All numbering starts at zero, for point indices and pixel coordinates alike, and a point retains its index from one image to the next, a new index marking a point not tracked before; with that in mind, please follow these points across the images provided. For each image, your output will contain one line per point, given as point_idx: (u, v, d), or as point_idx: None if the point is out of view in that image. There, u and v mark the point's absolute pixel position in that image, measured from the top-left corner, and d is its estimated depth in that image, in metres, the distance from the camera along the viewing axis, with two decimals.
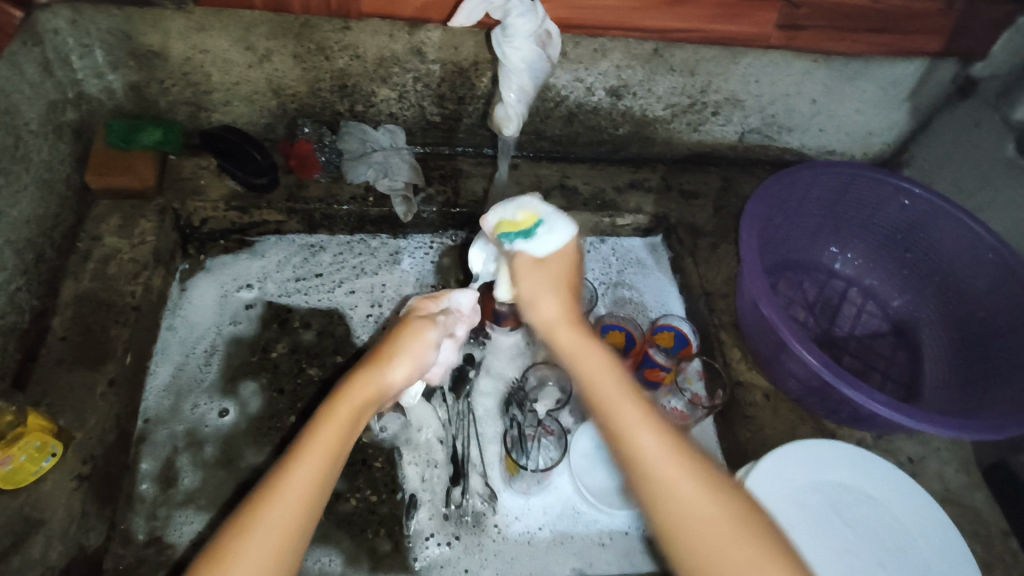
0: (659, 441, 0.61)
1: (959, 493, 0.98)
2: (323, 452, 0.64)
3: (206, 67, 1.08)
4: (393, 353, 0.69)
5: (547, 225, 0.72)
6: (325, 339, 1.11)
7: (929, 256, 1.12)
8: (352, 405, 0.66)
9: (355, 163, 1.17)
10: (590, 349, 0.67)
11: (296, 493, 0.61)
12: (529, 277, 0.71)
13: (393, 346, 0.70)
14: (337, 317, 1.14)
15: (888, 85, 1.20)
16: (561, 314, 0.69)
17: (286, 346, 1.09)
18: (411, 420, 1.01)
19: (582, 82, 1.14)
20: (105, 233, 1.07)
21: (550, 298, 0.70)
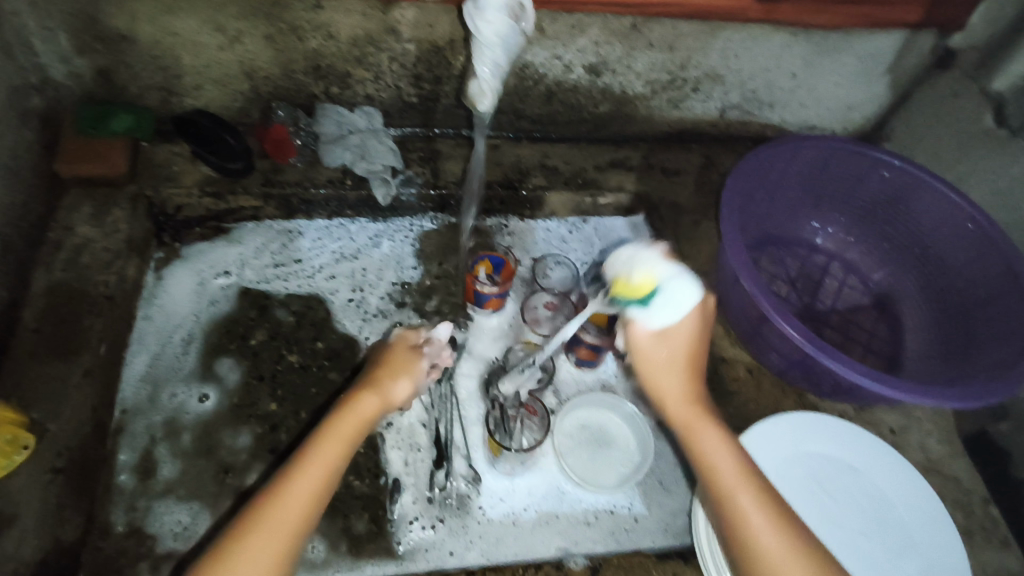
0: (760, 509, 0.65)
1: (939, 463, 0.99)
2: (326, 459, 0.69)
3: (174, 50, 1.05)
4: (392, 373, 0.77)
5: (663, 296, 0.68)
6: (305, 325, 1.09)
7: (910, 229, 1.12)
8: (356, 419, 0.72)
9: (332, 146, 1.14)
10: (705, 424, 0.69)
11: (298, 496, 0.66)
12: (645, 355, 0.71)
13: (391, 367, 0.78)
14: (317, 302, 1.12)
15: (869, 58, 1.20)
16: (676, 388, 0.70)
17: (266, 332, 1.08)
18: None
19: (560, 60, 1.12)
20: (76, 222, 1.05)
21: (667, 377, 0.70)
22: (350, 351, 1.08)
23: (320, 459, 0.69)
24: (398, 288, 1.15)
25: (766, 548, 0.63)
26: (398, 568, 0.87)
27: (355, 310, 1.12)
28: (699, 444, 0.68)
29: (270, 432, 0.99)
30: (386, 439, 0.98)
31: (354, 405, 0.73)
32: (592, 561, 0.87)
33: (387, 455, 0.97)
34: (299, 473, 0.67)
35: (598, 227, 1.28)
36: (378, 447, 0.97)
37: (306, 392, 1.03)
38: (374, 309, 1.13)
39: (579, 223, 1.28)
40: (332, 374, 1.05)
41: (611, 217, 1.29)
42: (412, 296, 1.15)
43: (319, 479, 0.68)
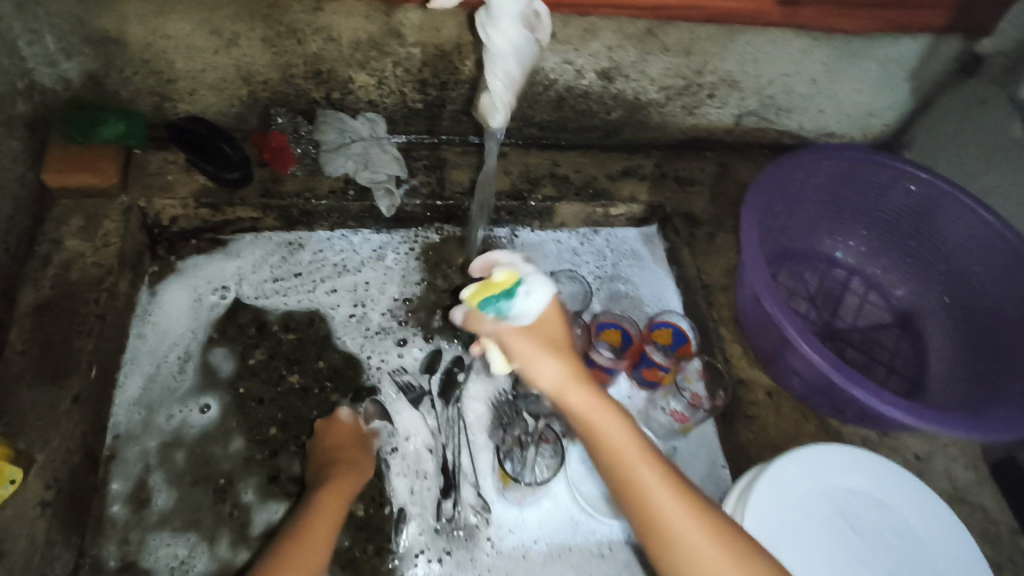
0: (663, 488, 0.64)
1: (965, 490, 0.95)
2: (327, 518, 0.79)
3: (167, 54, 1.00)
4: (357, 454, 0.91)
5: (529, 284, 0.65)
6: (305, 344, 1.05)
7: (935, 243, 1.08)
8: (341, 491, 0.84)
9: (333, 155, 1.10)
10: (607, 413, 0.65)
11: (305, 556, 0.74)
12: (527, 349, 0.65)
13: (352, 448, 0.91)
14: (318, 319, 1.08)
15: (894, 63, 1.14)
16: (564, 378, 0.65)
17: (266, 352, 1.04)
18: (399, 428, 0.98)
19: (572, 64, 1.07)
20: (65, 236, 1.00)
21: (549, 368, 0.65)
22: (352, 371, 1.03)
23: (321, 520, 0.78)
24: (403, 304, 1.10)
25: (677, 537, 0.62)
26: None
27: (357, 328, 1.08)
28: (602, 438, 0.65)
29: (270, 458, 0.95)
30: (391, 464, 0.95)
31: (339, 478, 0.85)
32: None
33: (392, 483, 0.93)
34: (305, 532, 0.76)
35: (609, 238, 1.23)
36: (383, 474, 0.94)
37: (307, 414, 0.99)
38: (377, 326, 1.08)
39: (590, 234, 1.23)
40: (334, 395, 1.01)
41: (623, 228, 1.24)
42: (417, 312, 1.10)
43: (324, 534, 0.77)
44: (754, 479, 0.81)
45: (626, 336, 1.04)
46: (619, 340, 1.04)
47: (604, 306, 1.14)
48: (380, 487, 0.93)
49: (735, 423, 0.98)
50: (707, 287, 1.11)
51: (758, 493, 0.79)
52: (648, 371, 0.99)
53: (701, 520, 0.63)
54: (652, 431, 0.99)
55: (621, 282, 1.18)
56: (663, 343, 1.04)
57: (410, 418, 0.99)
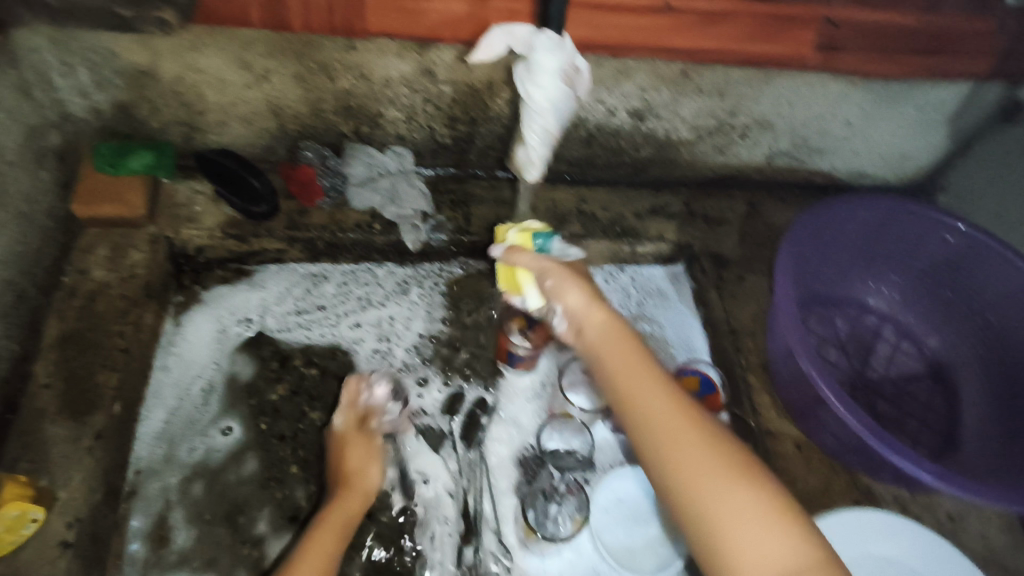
0: (684, 422, 0.62)
1: (1003, 554, 0.91)
2: (324, 546, 0.79)
3: (199, 87, 1.00)
4: (359, 464, 0.90)
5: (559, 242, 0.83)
6: (328, 379, 1.04)
7: (971, 295, 1.05)
8: (338, 517, 0.83)
9: (361, 189, 1.10)
10: (632, 354, 0.68)
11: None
12: (558, 270, 0.74)
13: (352, 453, 0.91)
14: (342, 355, 1.07)
15: (931, 107, 1.12)
16: (589, 304, 0.72)
17: (288, 386, 1.03)
18: (419, 471, 0.96)
19: (603, 104, 1.06)
20: (92, 266, 1.00)
21: (575, 297, 0.73)
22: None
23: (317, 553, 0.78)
24: (426, 341, 1.09)
25: (696, 474, 0.59)
26: None
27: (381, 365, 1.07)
28: (624, 377, 0.66)
29: (290, 498, 0.94)
30: (410, 510, 0.93)
31: (336, 504, 0.85)
32: None
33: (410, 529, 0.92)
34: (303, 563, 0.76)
35: (635, 276, 1.21)
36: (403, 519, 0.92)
37: (328, 453, 0.98)
38: (400, 363, 1.07)
39: (615, 271, 1.21)
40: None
41: (649, 266, 1.23)
42: (440, 349, 1.09)
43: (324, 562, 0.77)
44: None
45: None
46: None
47: None
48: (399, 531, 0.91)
49: None
50: (735, 332, 1.09)
51: None
52: None
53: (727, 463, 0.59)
54: None
55: (646, 322, 1.16)
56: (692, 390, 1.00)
57: (431, 460, 0.97)
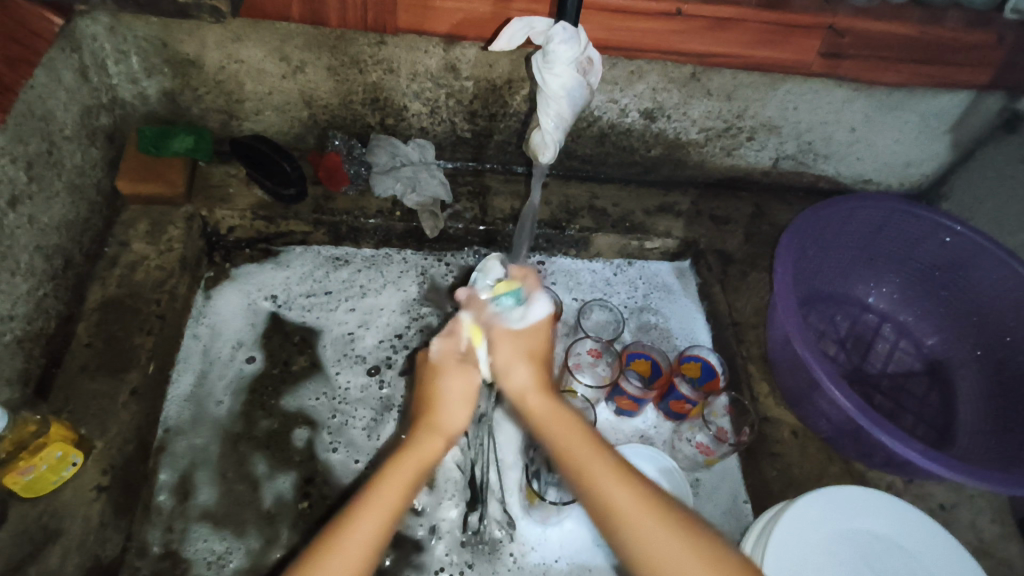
0: (615, 480, 0.62)
1: (993, 544, 0.94)
2: (402, 484, 0.64)
3: (239, 77, 1.07)
4: (446, 403, 0.69)
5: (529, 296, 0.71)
6: (333, 350, 1.11)
7: (968, 296, 1.08)
8: (417, 461, 0.65)
9: (383, 176, 1.17)
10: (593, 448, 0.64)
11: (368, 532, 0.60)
12: (503, 348, 0.69)
13: (444, 393, 0.69)
14: (352, 331, 1.13)
15: (933, 116, 1.17)
16: (528, 374, 0.69)
17: (302, 357, 1.09)
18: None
19: (616, 103, 1.12)
20: (133, 239, 1.07)
21: (520, 369, 0.69)
22: (369, 380, 1.08)
23: (385, 496, 0.63)
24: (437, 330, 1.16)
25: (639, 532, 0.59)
26: None
27: (385, 343, 1.13)
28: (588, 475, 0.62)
29: (307, 461, 0.99)
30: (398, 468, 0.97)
31: (408, 447, 0.66)
32: None
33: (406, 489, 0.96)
34: (372, 501, 0.62)
35: (643, 271, 1.26)
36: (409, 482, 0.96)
37: (343, 423, 1.03)
38: (405, 342, 1.13)
39: (624, 265, 1.26)
40: (347, 398, 1.06)
41: (657, 262, 1.28)
42: None
43: (392, 507, 0.63)
44: (775, 516, 0.83)
45: (655, 367, 1.07)
46: (648, 371, 1.06)
47: (634, 336, 1.17)
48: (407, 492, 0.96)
49: (760, 459, 0.99)
50: (737, 324, 1.13)
51: (777, 530, 0.81)
52: (675, 403, 1.02)
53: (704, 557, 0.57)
54: (677, 461, 1.01)
55: (651, 313, 1.20)
56: (692, 376, 1.05)
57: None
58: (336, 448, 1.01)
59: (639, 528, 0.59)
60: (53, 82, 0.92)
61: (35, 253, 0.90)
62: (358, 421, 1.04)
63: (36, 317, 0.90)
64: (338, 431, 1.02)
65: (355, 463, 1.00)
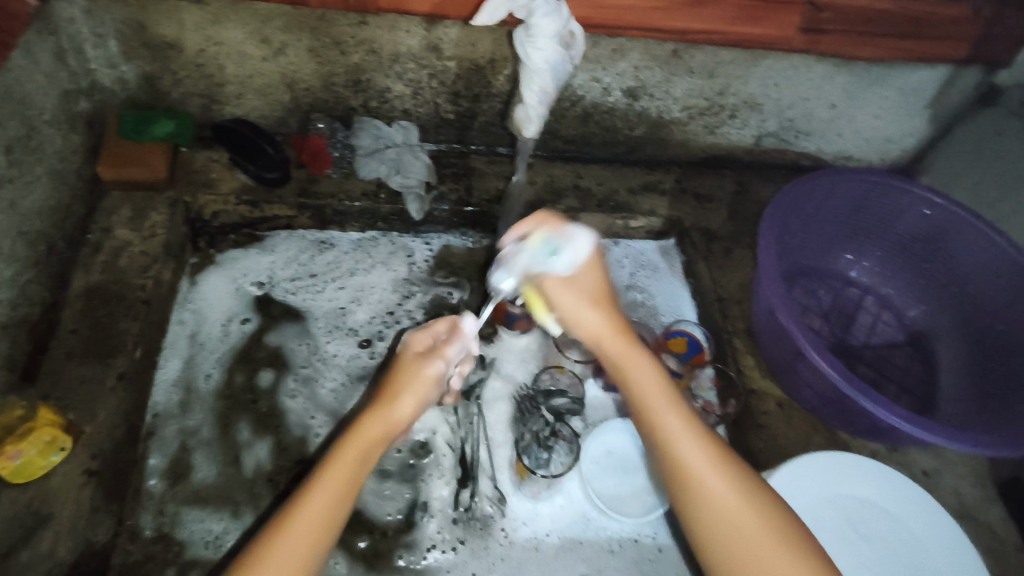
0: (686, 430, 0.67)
1: (974, 507, 0.96)
2: (354, 466, 0.66)
3: (220, 60, 1.06)
4: (397, 391, 0.70)
5: (564, 239, 0.73)
6: (325, 323, 1.12)
7: (948, 267, 1.10)
8: (365, 445, 0.67)
9: (368, 159, 1.16)
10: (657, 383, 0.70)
11: (315, 515, 0.63)
12: (565, 295, 0.72)
13: (402, 384, 0.70)
14: (344, 306, 1.14)
15: (910, 91, 1.18)
16: (601, 318, 0.73)
17: (295, 328, 1.10)
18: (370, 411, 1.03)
19: (599, 82, 1.12)
20: (116, 225, 1.06)
21: (595, 311, 0.73)
22: (359, 352, 1.10)
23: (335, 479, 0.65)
24: (426, 308, 1.16)
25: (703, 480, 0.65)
26: None
27: (376, 317, 1.14)
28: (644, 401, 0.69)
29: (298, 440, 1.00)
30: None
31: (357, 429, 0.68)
32: None
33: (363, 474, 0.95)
34: (322, 487, 0.64)
35: (628, 250, 1.27)
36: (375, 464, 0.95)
37: (331, 400, 1.04)
38: (397, 318, 1.14)
39: (611, 245, 1.27)
40: (331, 365, 1.08)
41: (642, 241, 1.29)
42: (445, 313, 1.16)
43: (345, 490, 0.65)
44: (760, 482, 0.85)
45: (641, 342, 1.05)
46: None
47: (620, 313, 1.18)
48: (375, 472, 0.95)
49: (747, 430, 1.01)
50: (723, 300, 1.15)
51: None
52: None
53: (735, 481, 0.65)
54: None
55: (638, 291, 1.21)
56: (677, 352, 1.07)
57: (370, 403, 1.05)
58: (296, 394, 1.04)
59: (686, 447, 0.66)
60: (29, 65, 0.90)
61: (17, 239, 0.89)
62: (327, 379, 1.06)
63: (20, 303, 0.89)
64: (307, 387, 1.05)
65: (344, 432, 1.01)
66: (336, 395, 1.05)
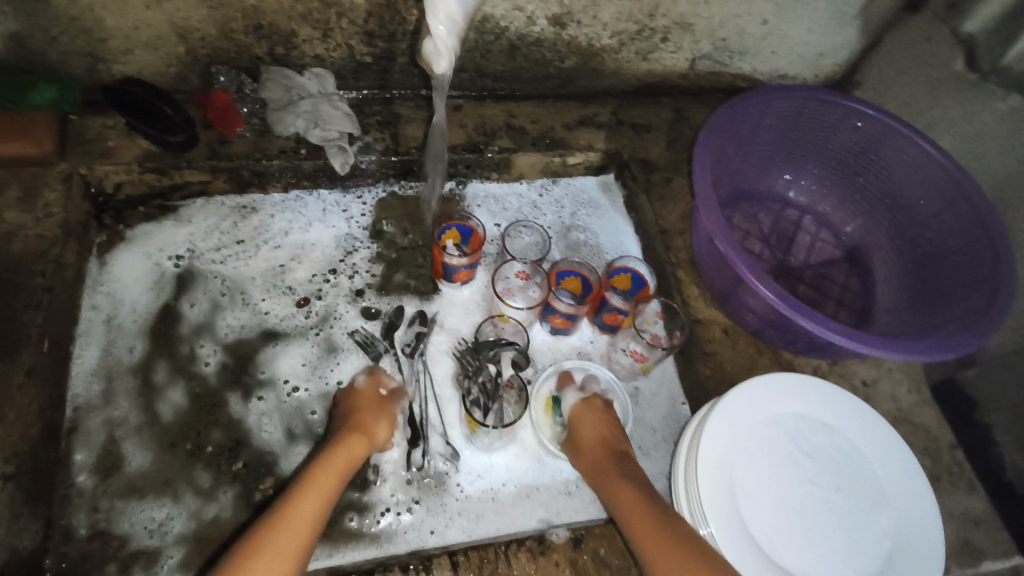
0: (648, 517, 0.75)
1: (910, 411, 1.00)
2: (333, 478, 0.78)
3: (96, 11, 0.95)
4: (373, 416, 0.89)
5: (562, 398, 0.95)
6: (262, 282, 1.06)
7: (882, 180, 1.11)
8: (347, 457, 0.81)
9: (280, 113, 1.07)
10: (615, 478, 0.82)
11: (311, 504, 0.74)
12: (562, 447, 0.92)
13: (374, 413, 0.90)
14: (283, 264, 1.08)
15: (842, 1, 1.15)
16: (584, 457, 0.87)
17: (227, 286, 1.05)
18: (289, 360, 1.00)
19: (522, 11, 1.05)
20: (3, 208, 0.96)
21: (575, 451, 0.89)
22: (295, 312, 1.05)
23: (326, 479, 0.77)
24: (370, 266, 1.10)
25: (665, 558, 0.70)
26: (377, 552, 0.85)
27: (317, 277, 1.08)
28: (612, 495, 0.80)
29: (236, 409, 0.95)
30: (263, 389, 0.97)
31: (345, 440, 0.83)
32: (574, 534, 0.87)
33: (269, 421, 0.95)
34: (308, 490, 0.75)
35: (568, 188, 1.23)
36: (285, 415, 0.96)
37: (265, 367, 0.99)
38: (339, 276, 1.09)
39: (549, 185, 1.23)
40: (263, 324, 1.03)
41: (582, 177, 1.25)
42: (383, 268, 1.10)
43: (323, 501, 0.75)
44: (710, 409, 0.84)
45: (586, 283, 1.03)
46: (579, 289, 1.03)
47: (563, 254, 1.15)
48: (283, 421, 0.96)
49: (694, 359, 1.01)
50: (664, 232, 1.13)
51: (714, 422, 0.82)
52: (609, 316, 1.00)
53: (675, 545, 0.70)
54: (615, 372, 1.01)
55: (579, 231, 1.18)
56: (623, 289, 1.03)
57: (291, 353, 1.01)
58: (196, 302, 1.02)
59: (637, 522, 0.75)
60: None
61: None
62: (231, 314, 1.03)
63: None
64: (224, 335, 1.01)
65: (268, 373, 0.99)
66: (236, 333, 1.01)
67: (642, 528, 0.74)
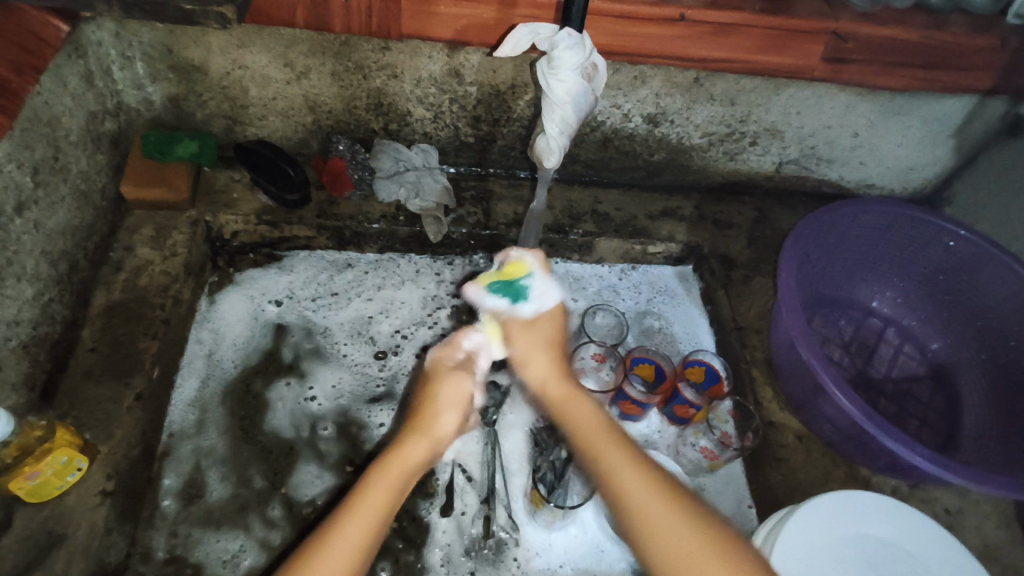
0: (626, 462, 0.64)
1: (1000, 549, 0.93)
2: (380, 497, 0.64)
3: (244, 83, 1.08)
4: (434, 409, 0.70)
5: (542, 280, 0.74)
6: (348, 329, 1.13)
7: (972, 300, 1.08)
8: (402, 466, 0.66)
9: (387, 181, 1.17)
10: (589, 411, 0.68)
11: (352, 535, 0.61)
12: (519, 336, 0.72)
13: (436, 399, 0.70)
14: (371, 316, 1.15)
15: (933, 121, 1.17)
16: (549, 371, 0.71)
17: (317, 327, 1.12)
18: (326, 376, 1.08)
19: (619, 108, 1.12)
20: (137, 244, 1.07)
21: (531, 353, 0.72)
22: (371, 362, 1.10)
23: (372, 501, 0.63)
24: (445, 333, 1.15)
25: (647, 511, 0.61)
26: None
27: (399, 334, 1.14)
28: (573, 418, 0.68)
29: (313, 448, 1.01)
30: (294, 378, 1.07)
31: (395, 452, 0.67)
32: None
33: (281, 407, 1.03)
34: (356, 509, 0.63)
35: (647, 275, 1.27)
36: (295, 411, 1.03)
37: (303, 374, 1.07)
38: (420, 335, 1.15)
39: (628, 270, 1.27)
40: (339, 365, 1.09)
41: (660, 266, 1.28)
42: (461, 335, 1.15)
43: (373, 528, 0.62)
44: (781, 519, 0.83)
45: (659, 372, 1.07)
46: (652, 376, 1.06)
47: (637, 340, 1.16)
48: (291, 418, 1.03)
49: (765, 464, 0.99)
50: (741, 328, 1.14)
51: (784, 531, 0.81)
52: (680, 407, 1.01)
53: (664, 493, 0.61)
54: (682, 465, 1.00)
55: (654, 318, 1.20)
56: (695, 381, 1.06)
57: (331, 372, 1.08)
58: (279, 303, 1.14)
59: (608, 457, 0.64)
60: (59, 88, 0.92)
61: (40, 258, 0.90)
62: (291, 313, 1.13)
63: (41, 322, 0.90)
64: (304, 367, 1.08)
65: (289, 362, 1.08)
66: (280, 327, 1.12)
67: (616, 466, 0.64)
